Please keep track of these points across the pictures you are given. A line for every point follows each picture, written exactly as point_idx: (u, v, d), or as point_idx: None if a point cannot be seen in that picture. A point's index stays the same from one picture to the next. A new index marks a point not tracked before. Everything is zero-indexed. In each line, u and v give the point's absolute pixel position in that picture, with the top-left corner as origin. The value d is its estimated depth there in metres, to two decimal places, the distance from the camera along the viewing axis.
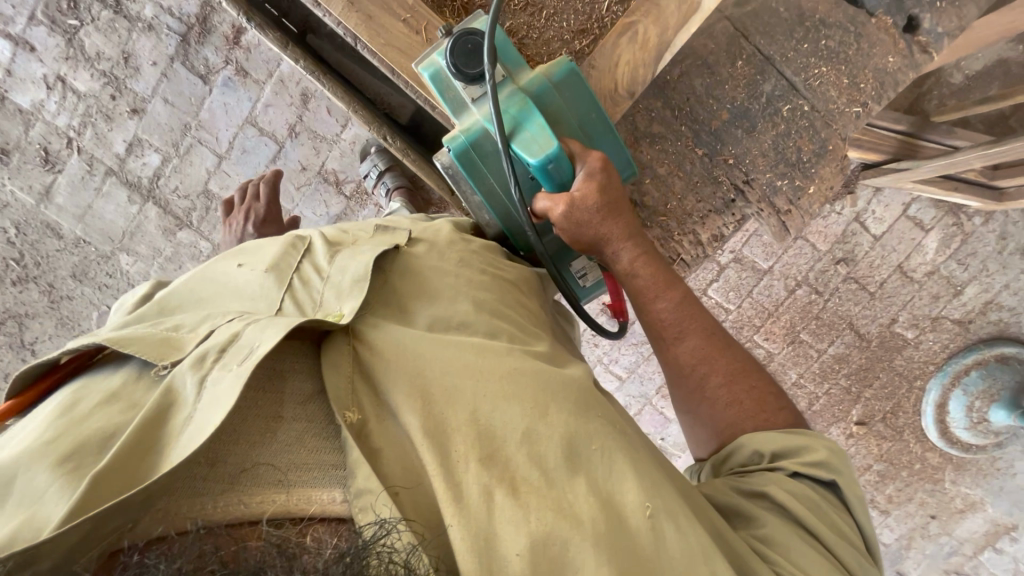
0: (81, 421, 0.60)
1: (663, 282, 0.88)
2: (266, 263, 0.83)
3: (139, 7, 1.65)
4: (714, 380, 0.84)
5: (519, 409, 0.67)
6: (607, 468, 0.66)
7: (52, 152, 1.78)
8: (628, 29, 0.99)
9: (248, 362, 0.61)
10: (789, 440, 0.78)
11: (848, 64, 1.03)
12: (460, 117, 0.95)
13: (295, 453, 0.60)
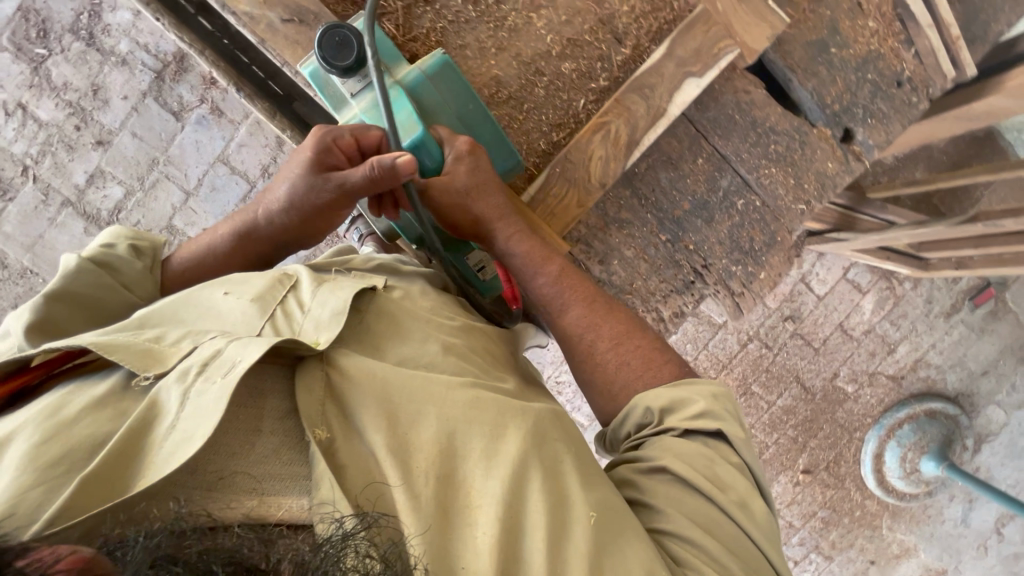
0: (69, 425, 0.62)
1: (540, 256, 0.82)
2: (252, 293, 0.81)
3: (113, 42, 1.64)
4: (601, 346, 0.81)
5: (480, 431, 0.68)
6: (540, 468, 0.67)
7: (3, 179, 1.71)
8: (602, 129, 0.83)
9: (230, 377, 0.62)
10: (672, 395, 0.75)
11: (796, 168, 0.91)
12: (339, 113, 0.86)
13: (270, 463, 0.62)
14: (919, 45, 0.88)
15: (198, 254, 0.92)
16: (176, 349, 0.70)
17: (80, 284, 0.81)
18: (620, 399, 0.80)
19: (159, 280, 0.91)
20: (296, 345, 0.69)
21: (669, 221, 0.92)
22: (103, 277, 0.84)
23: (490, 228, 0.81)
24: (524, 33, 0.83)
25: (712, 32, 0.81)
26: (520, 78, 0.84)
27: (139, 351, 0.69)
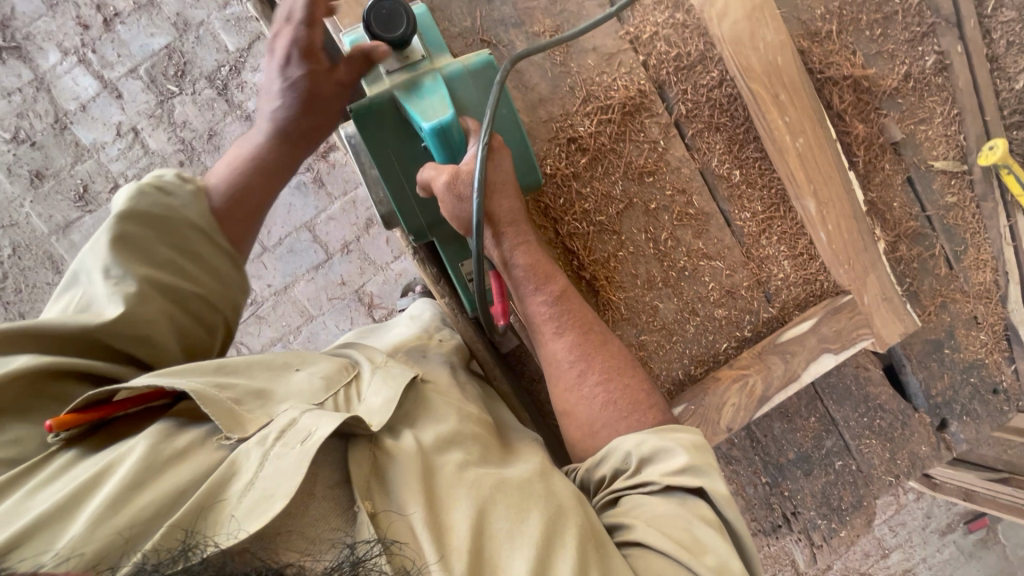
0: (148, 471, 0.60)
1: (543, 274, 0.79)
2: (322, 373, 0.77)
3: (244, 98, 1.71)
4: (590, 378, 0.77)
5: (507, 511, 0.66)
6: (565, 553, 0.63)
7: (91, 191, 1.71)
8: (740, 379, 0.89)
9: (308, 445, 0.62)
10: (655, 443, 0.71)
11: (893, 443, 0.98)
12: (369, 85, 0.82)
13: (318, 527, 0.60)
14: (1020, 365, 0.98)
15: (244, 174, 0.82)
16: (255, 417, 0.68)
17: (145, 204, 0.73)
18: (598, 436, 0.77)
19: (214, 203, 0.79)
20: (356, 422, 0.68)
21: (771, 464, 0.99)
22: (159, 196, 0.75)
23: (500, 230, 0.77)
24: (690, 278, 0.89)
25: (855, 319, 0.89)
26: (676, 314, 0.90)
27: (223, 411, 0.66)
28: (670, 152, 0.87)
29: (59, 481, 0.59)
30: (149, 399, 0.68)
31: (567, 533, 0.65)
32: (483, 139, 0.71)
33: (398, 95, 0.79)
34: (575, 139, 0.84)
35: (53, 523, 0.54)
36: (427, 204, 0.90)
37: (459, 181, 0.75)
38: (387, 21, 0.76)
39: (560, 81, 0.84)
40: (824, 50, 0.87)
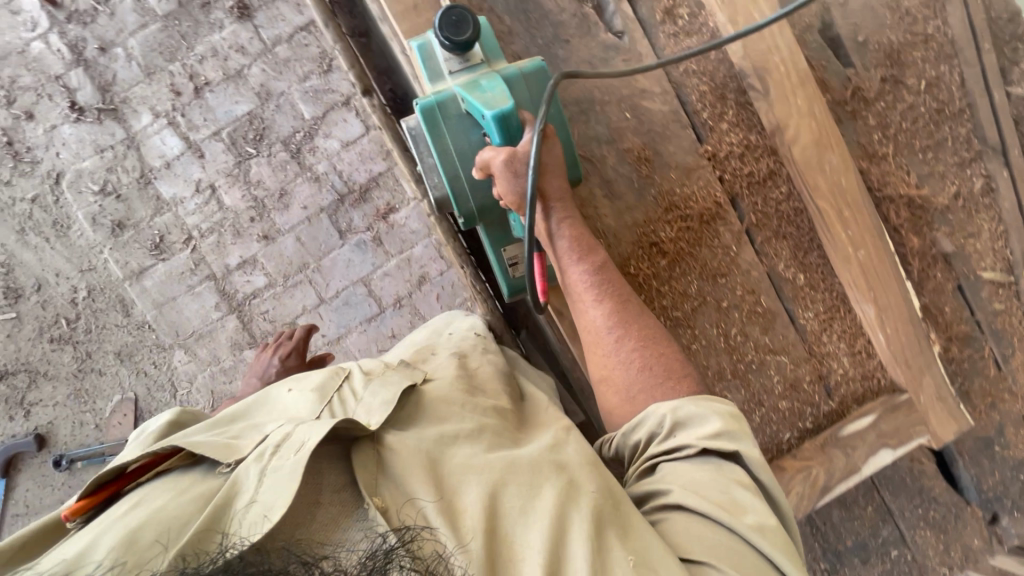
0: (161, 508, 0.71)
1: (585, 246, 0.88)
2: (313, 387, 1.01)
3: (315, 161, 1.84)
4: (626, 341, 0.87)
5: (517, 492, 0.76)
6: (586, 527, 0.72)
7: (166, 242, 1.83)
8: (804, 469, 0.95)
9: (302, 452, 0.73)
10: (690, 412, 0.81)
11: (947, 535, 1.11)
12: (434, 83, 0.96)
13: (326, 527, 0.69)
14: None
15: None
16: (249, 443, 0.83)
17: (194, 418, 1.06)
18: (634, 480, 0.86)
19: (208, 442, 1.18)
20: (353, 427, 0.80)
21: (831, 550, 1.14)
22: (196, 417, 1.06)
23: (548, 209, 0.88)
24: (757, 371, 0.96)
25: (912, 417, 0.96)
26: (744, 404, 0.96)
27: (220, 446, 0.81)
28: (741, 256, 0.95)
29: (86, 533, 0.70)
30: (152, 466, 0.83)
31: (580, 503, 0.75)
32: (538, 125, 0.81)
33: (460, 89, 0.93)
34: (656, 242, 0.93)
35: (79, 558, 0.65)
36: (478, 189, 1.01)
37: (516, 160, 0.84)
38: (457, 27, 0.90)
39: (646, 190, 0.93)
40: (882, 171, 0.96)
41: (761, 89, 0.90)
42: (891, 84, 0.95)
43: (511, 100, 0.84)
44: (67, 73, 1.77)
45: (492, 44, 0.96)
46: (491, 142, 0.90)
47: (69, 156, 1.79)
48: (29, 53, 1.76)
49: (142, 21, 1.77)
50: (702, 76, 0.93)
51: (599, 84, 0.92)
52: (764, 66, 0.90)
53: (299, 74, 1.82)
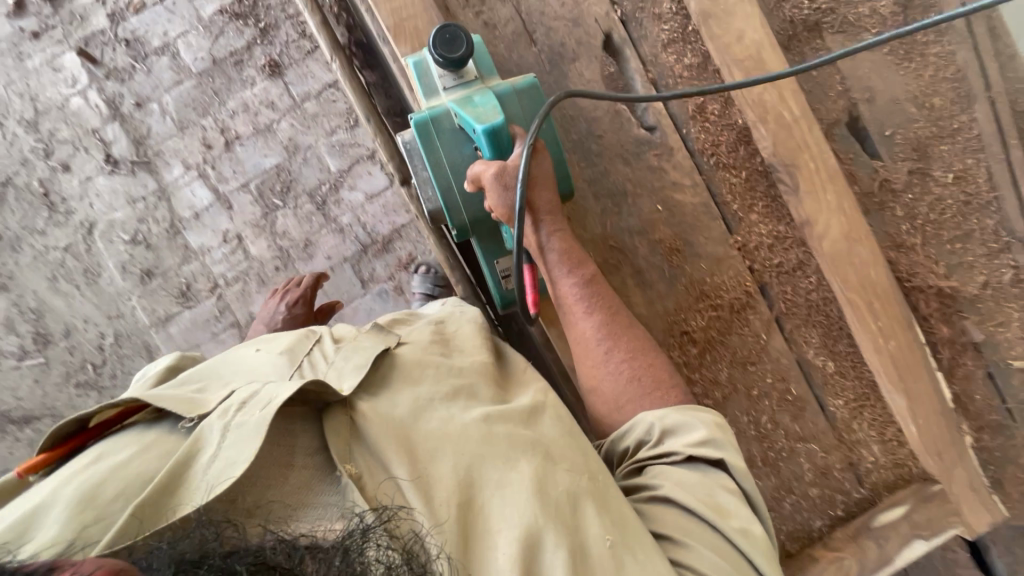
0: (123, 466, 0.79)
1: (575, 261, 0.95)
2: (282, 347, 1.07)
3: (340, 213, 1.88)
4: (613, 352, 0.95)
5: (497, 466, 0.84)
6: (561, 507, 0.81)
7: (192, 290, 1.86)
8: (837, 561, 0.98)
9: (268, 409, 0.79)
10: (678, 419, 0.90)
11: None
12: (428, 99, 1.03)
13: (300, 494, 0.77)
14: None
15: None
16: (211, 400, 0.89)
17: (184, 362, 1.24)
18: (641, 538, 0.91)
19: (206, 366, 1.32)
20: (321, 394, 0.86)
21: None
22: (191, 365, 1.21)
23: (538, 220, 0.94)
24: (787, 458, 0.99)
25: (943, 508, 0.99)
26: (774, 490, 0.99)
27: (180, 400, 0.88)
28: (771, 344, 0.97)
29: (32, 496, 0.78)
30: (113, 422, 0.92)
31: (558, 478, 0.84)
32: (528, 141, 0.88)
33: (454, 105, 0.99)
34: (688, 330, 0.97)
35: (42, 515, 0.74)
36: (470, 202, 1.06)
37: (506, 172, 0.91)
38: (451, 46, 0.98)
39: (676, 277, 1.00)
40: (910, 260, 0.99)
41: (790, 185, 0.95)
42: (919, 176, 1.01)
43: (501, 116, 0.92)
44: (104, 127, 1.82)
45: (485, 63, 1.04)
46: (483, 155, 0.98)
47: (102, 207, 1.83)
48: (68, 109, 1.82)
49: (178, 78, 1.84)
50: (732, 169, 0.98)
51: (633, 177, 0.99)
52: (793, 162, 0.94)
53: (326, 129, 1.87)
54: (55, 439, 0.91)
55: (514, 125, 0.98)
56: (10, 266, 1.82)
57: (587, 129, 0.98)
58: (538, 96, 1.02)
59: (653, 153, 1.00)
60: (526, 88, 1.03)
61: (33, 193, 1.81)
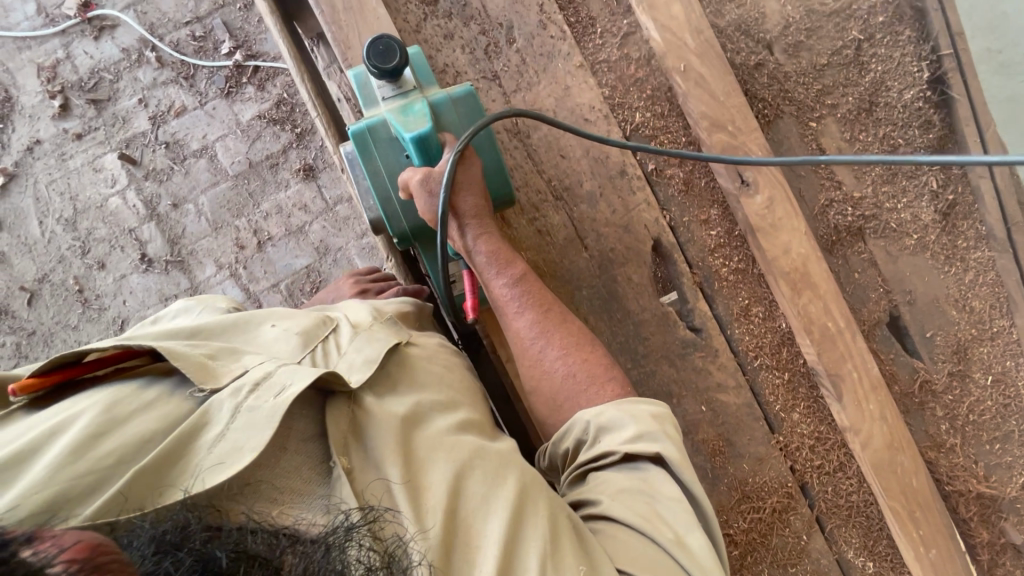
0: (124, 421, 0.73)
1: (504, 259, 0.90)
2: (298, 327, 0.95)
3: None
4: (551, 350, 0.89)
5: (475, 476, 0.78)
6: (533, 521, 0.74)
7: None
8: None
9: (282, 397, 0.75)
10: (612, 415, 0.84)
11: None
12: (367, 110, 0.91)
13: (291, 479, 0.74)
14: None
15: None
16: (225, 369, 0.81)
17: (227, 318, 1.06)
18: None
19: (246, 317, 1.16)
20: (337, 382, 0.83)
21: None
22: None
23: (463, 222, 0.88)
24: None
25: None
26: None
27: (194, 364, 0.80)
28: (811, 544, 0.98)
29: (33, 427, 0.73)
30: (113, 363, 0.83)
31: (536, 500, 0.76)
32: (457, 148, 0.82)
33: (388, 115, 0.88)
34: (729, 534, 0.95)
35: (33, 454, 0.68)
36: (410, 210, 0.96)
37: (431, 179, 0.85)
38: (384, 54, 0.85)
39: (719, 480, 0.95)
40: (949, 461, 1.05)
41: (835, 396, 0.94)
42: (958, 379, 1.07)
43: (427, 124, 0.85)
44: (140, 227, 1.86)
45: (424, 69, 0.90)
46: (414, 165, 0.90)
47: (136, 304, 1.85)
48: (106, 208, 1.85)
49: (215, 180, 1.87)
50: (777, 371, 0.97)
51: (676, 379, 0.95)
52: (837, 371, 0.93)
53: (357, 231, 1.90)
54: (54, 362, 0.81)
55: (450, 139, 0.89)
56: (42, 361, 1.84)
57: (636, 329, 0.95)
58: (480, 107, 0.92)
59: (698, 353, 0.97)
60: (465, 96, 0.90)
61: (68, 290, 1.84)
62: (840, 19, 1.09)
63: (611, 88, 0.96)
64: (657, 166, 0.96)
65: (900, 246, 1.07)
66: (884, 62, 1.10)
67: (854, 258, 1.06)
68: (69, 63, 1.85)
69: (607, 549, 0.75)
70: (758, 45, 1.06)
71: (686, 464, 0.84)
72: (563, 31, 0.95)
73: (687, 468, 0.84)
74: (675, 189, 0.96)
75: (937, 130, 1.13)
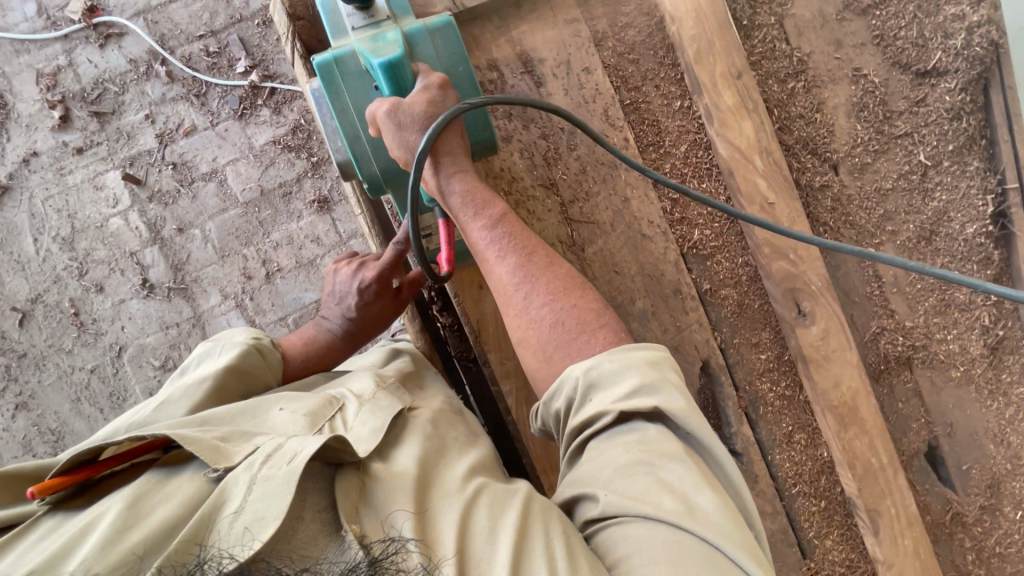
0: (145, 516, 0.69)
1: (481, 201, 0.83)
2: (305, 410, 0.88)
3: None
4: (536, 297, 0.81)
5: (487, 515, 0.70)
6: (541, 537, 0.66)
7: None
8: None
9: (296, 462, 0.69)
10: (607, 368, 0.74)
11: None
12: (335, 41, 0.87)
13: (308, 550, 0.64)
14: None
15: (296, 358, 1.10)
16: (240, 449, 0.77)
17: (246, 362, 0.99)
18: None
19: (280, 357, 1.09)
20: (340, 451, 0.75)
21: None
22: (256, 361, 1.02)
23: (438, 162, 0.81)
24: None
25: None
26: None
27: (208, 448, 0.76)
28: None
29: (58, 537, 0.69)
30: (131, 455, 0.79)
31: (552, 523, 0.68)
32: (450, 110, 0.77)
33: (358, 45, 0.85)
34: None
35: (57, 566, 0.64)
36: (380, 151, 0.91)
37: (398, 111, 0.79)
38: None
39: None
40: None
41: (869, 525, 0.97)
42: (988, 513, 1.05)
43: (399, 48, 0.81)
44: (142, 250, 1.77)
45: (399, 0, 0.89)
46: (383, 97, 0.86)
47: (134, 330, 1.78)
48: (106, 229, 1.76)
49: (223, 206, 1.78)
50: (813, 498, 0.99)
51: None
52: (876, 506, 0.97)
53: None
54: (73, 461, 0.78)
55: (424, 69, 0.85)
56: (33, 384, 1.77)
57: None
58: (457, 41, 0.90)
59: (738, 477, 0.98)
60: (441, 29, 0.89)
61: (63, 312, 1.76)
62: (908, 142, 1.05)
63: (671, 203, 0.98)
64: (711, 286, 0.98)
65: (946, 378, 1.04)
66: (948, 191, 1.06)
67: (900, 386, 1.04)
68: (72, 71, 1.74)
69: (612, 534, 0.66)
70: (824, 164, 1.04)
71: (697, 414, 0.73)
72: (626, 140, 0.97)
73: (699, 419, 0.73)
74: (728, 309, 0.98)
75: (994, 268, 1.08)
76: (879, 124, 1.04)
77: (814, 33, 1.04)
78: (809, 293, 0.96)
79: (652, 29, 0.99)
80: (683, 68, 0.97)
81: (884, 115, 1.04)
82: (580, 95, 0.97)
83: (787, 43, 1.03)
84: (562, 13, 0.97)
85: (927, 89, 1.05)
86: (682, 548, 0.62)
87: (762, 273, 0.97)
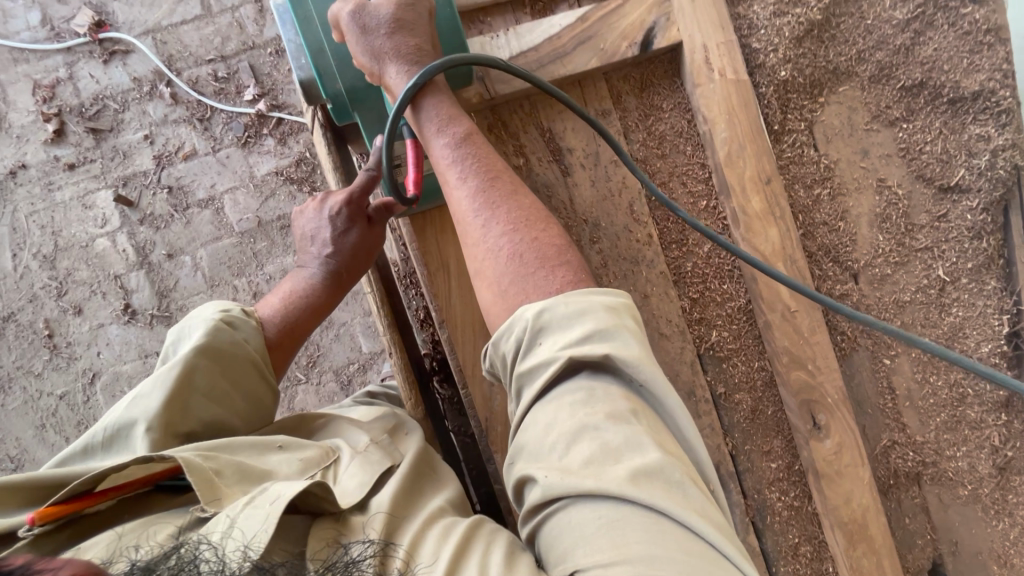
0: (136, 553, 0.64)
1: (445, 120, 0.83)
2: (301, 461, 0.81)
3: None
4: (494, 227, 0.78)
5: (435, 536, 0.66)
6: (482, 552, 0.62)
7: None
8: None
9: (277, 504, 0.65)
10: (562, 311, 0.68)
11: None
12: None
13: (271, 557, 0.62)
14: None
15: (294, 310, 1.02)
16: (234, 491, 0.72)
17: (218, 339, 0.89)
18: None
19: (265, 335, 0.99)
20: (322, 498, 0.71)
21: None
22: (231, 336, 0.91)
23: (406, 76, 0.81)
24: None
25: None
26: None
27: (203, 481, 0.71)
28: None
29: None
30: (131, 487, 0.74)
31: (498, 543, 0.64)
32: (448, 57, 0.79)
33: None
34: None
35: None
36: (346, 63, 0.88)
37: (364, 13, 0.80)
38: None
39: None
40: None
41: None
42: None
43: None
44: (127, 273, 1.69)
45: None
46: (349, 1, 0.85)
47: (110, 356, 1.69)
48: (92, 249, 1.69)
49: (216, 234, 1.72)
50: None
51: None
52: None
53: (365, 307, 1.74)
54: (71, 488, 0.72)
55: None
56: None
57: None
58: None
59: None
60: None
61: (36, 333, 1.68)
62: (928, 256, 1.05)
63: (690, 302, 1.00)
64: (726, 391, 1.00)
65: (954, 496, 1.05)
66: (965, 308, 1.06)
67: (908, 502, 1.05)
68: (71, 85, 1.68)
69: (557, 523, 0.60)
70: (844, 273, 1.04)
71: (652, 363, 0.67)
72: (650, 236, 0.99)
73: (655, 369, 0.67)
74: (742, 416, 1.00)
75: None
76: (900, 236, 1.05)
77: (842, 141, 1.05)
78: (825, 406, 0.97)
79: (684, 126, 1.02)
80: (711, 168, 1.00)
81: (906, 227, 1.05)
82: (605, 187, 0.99)
83: (815, 149, 1.04)
84: (594, 104, 1.01)
85: (949, 205, 1.05)
86: (632, 532, 0.55)
87: (779, 380, 0.98)
